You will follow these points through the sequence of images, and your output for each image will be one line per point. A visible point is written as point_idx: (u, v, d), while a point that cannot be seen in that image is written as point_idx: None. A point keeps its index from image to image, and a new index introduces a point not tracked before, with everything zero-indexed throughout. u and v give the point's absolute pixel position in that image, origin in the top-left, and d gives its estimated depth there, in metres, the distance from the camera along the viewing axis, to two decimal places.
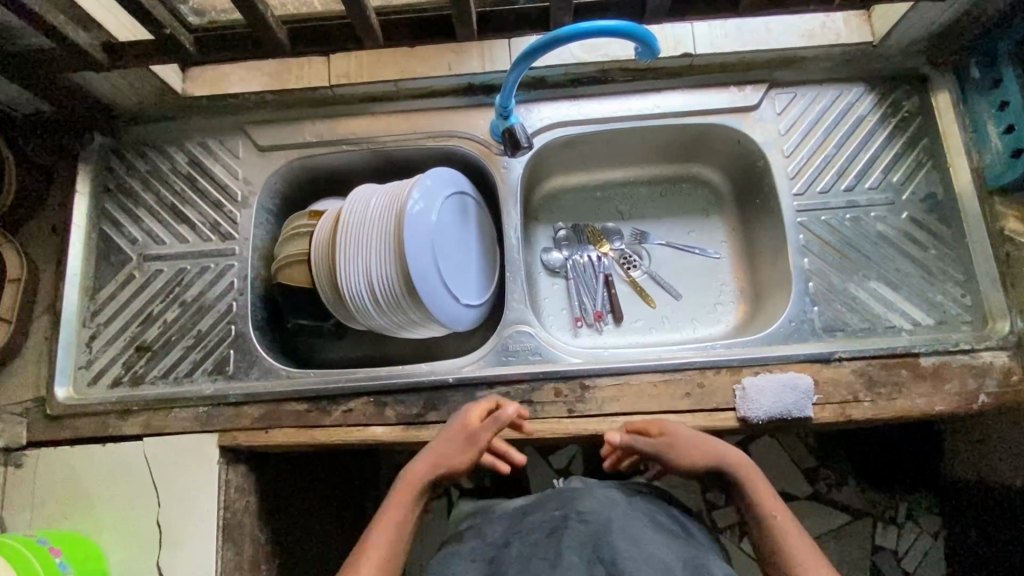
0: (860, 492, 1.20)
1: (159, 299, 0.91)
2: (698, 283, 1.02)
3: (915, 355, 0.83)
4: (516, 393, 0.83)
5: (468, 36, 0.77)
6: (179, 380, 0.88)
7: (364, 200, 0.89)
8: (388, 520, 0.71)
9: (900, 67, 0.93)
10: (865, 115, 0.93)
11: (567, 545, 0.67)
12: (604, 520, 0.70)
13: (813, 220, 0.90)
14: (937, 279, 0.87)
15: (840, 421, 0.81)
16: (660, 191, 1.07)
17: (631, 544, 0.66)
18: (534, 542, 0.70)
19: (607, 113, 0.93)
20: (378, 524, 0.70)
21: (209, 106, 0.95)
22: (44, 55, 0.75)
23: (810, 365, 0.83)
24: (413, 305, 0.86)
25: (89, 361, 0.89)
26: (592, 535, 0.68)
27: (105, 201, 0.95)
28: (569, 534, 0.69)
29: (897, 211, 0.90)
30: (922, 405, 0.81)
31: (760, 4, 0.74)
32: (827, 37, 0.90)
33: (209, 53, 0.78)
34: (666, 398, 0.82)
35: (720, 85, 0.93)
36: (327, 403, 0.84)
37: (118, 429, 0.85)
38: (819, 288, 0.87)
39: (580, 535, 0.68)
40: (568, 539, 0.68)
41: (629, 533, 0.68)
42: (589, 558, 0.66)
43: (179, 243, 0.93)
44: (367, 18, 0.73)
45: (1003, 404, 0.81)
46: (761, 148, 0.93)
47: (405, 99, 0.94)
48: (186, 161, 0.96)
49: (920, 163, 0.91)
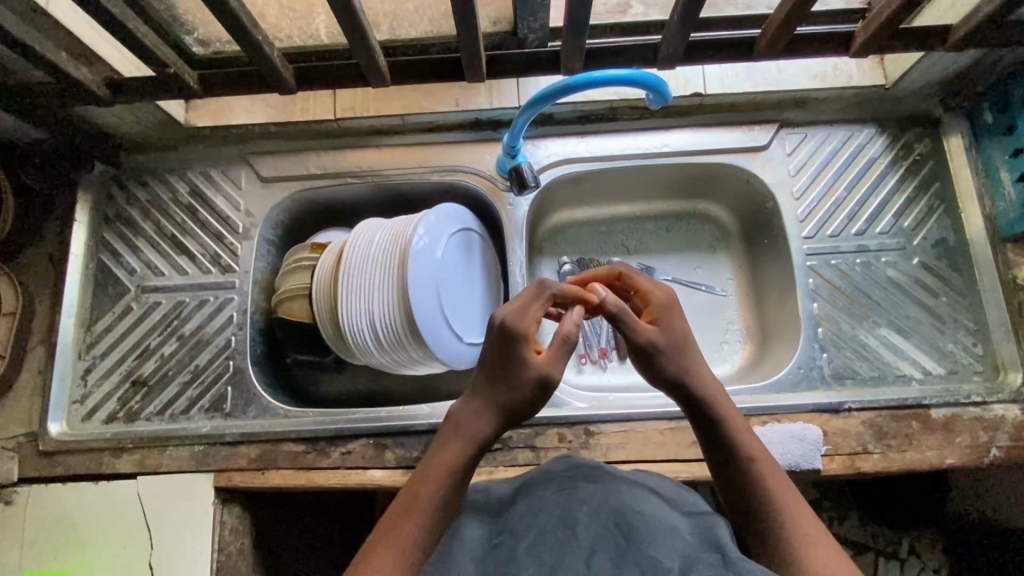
0: (861, 525, 1.12)
1: (157, 333, 0.90)
2: (705, 321, 1.00)
3: (925, 406, 0.81)
4: (519, 438, 0.81)
5: (477, 77, 0.76)
6: (175, 417, 0.86)
7: (368, 236, 0.87)
8: (442, 472, 0.57)
9: (912, 109, 0.92)
10: (877, 157, 0.91)
11: (576, 503, 0.55)
12: (612, 483, 0.58)
13: (823, 264, 0.89)
14: (948, 327, 0.86)
15: (850, 473, 0.79)
16: (667, 226, 1.04)
17: (639, 503, 0.55)
18: (541, 496, 0.57)
19: (615, 151, 0.92)
20: (427, 478, 0.57)
21: (212, 137, 0.94)
22: (45, 91, 0.74)
23: (819, 415, 0.81)
24: (415, 345, 0.84)
25: (84, 395, 0.88)
26: (602, 493, 0.56)
27: (104, 231, 0.93)
28: (579, 491, 0.56)
29: (908, 256, 0.89)
30: (932, 459, 0.79)
31: (774, 51, 0.73)
32: (839, 79, 0.88)
33: (213, 89, 0.77)
34: (673, 446, 0.80)
35: (730, 125, 0.92)
36: (325, 444, 0.83)
37: (111, 467, 0.84)
38: (828, 335, 0.86)
39: (590, 492, 0.56)
40: (577, 494, 0.56)
41: (635, 492, 0.57)
42: (597, 508, 0.54)
43: (179, 275, 0.92)
44: (373, 55, 0.71)
45: (1015, 458, 0.79)
46: (770, 190, 0.92)
47: (410, 132, 0.93)
48: (187, 191, 0.94)
49: (931, 208, 0.90)
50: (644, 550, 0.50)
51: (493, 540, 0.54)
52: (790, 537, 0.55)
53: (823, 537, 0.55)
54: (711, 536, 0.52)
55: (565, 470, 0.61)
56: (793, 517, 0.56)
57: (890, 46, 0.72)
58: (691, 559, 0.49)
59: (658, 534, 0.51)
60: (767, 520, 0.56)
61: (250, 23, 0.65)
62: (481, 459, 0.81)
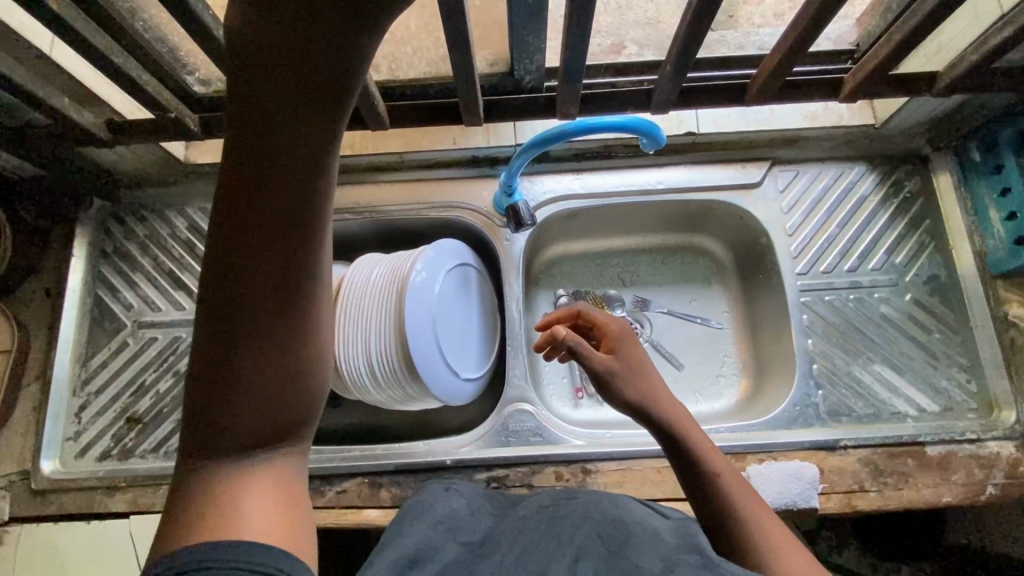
0: (861, 556, 1.11)
1: (152, 368, 0.90)
2: (700, 355, 1.00)
3: (921, 444, 0.81)
4: (516, 476, 0.81)
5: (474, 121, 0.78)
6: (170, 454, 0.86)
7: (365, 272, 0.88)
8: (250, 329, 0.33)
9: (901, 148, 0.94)
10: (867, 194, 0.93)
11: (562, 519, 0.56)
12: (595, 500, 0.60)
13: (816, 300, 0.90)
14: (941, 363, 0.86)
15: (846, 511, 0.79)
16: (662, 259, 1.05)
17: (624, 515, 0.57)
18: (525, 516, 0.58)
19: (610, 188, 0.93)
20: (227, 340, 0.33)
21: (211, 173, 0.95)
22: (45, 132, 0.74)
23: (816, 453, 0.81)
24: (412, 382, 0.84)
25: (78, 432, 0.87)
26: (586, 508, 0.58)
27: (101, 266, 0.93)
28: (565, 509, 0.58)
29: (900, 292, 0.90)
30: (928, 497, 0.79)
31: (766, 96, 0.75)
32: (830, 118, 0.90)
33: (214, 131, 0.78)
34: (670, 485, 0.80)
35: (723, 163, 0.93)
36: (320, 483, 0.82)
37: (104, 506, 0.82)
38: (823, 371, 0.87)
39: (575, 508, 0.58)
40: (562, 511, 0.58)
41: (621, 506, 0.59)
42: (580, 521, 0.55)
43: (176, 310, 0.92)
44: (372, 101, 0.73)
45: (1011, 495, 0.79)
46: (764, 226, 0.93)
47: (408, 169, 0.94)
48: (186, 226, 0.95)
49: (922, 245, 0.91)
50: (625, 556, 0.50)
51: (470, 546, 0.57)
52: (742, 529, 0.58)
53: (770, 525, 0.59)
54: (691, 539, 0.53)
55: (552, 495, 0.63)
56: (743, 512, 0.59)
57: (878, 91, 0.74)
58: (672, 560, 0.49)
59: (639, 538, 0.53)
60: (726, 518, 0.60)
61: None
62: None
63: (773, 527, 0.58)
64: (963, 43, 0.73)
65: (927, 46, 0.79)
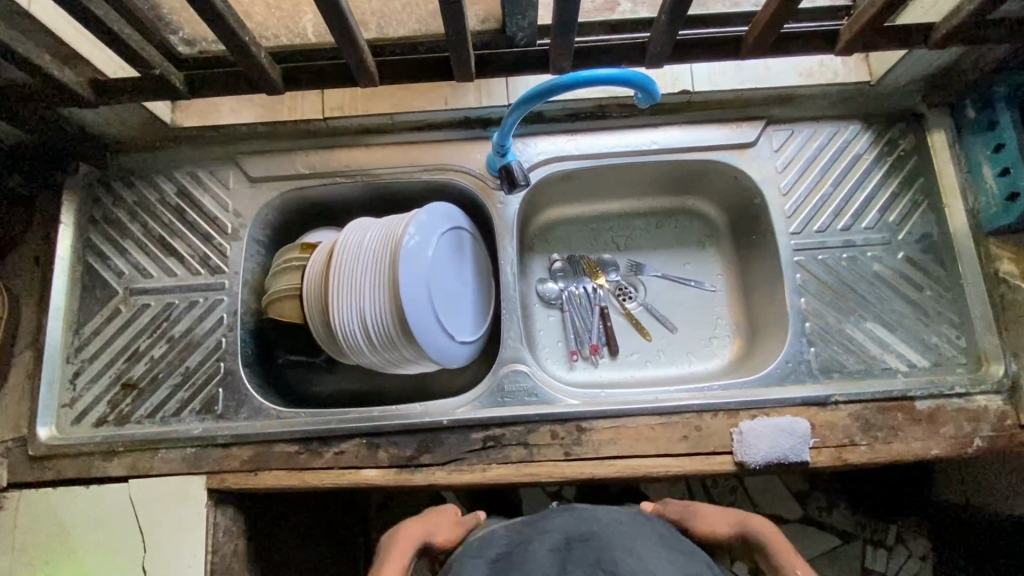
0: (850, 514, 1.15)
1: (146, 334, 0.89)
2: (694, 317, 1.00)
3: (910, 398, 0.83)
4: (512, 435, 0.82)
5: (466, 77, 0.77)
6: (166, 419, 0.86)
7: (357, 236, 0.86)
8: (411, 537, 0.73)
9: (896, 106, 0.93)
10: (862, 153, 0.92)
11: (571, 564, 0.63)
12: (606, 539, 0.66)
13: (810, 259, 0.90)
14: (933, 320, 0.87)
15: (836, 465, 0.80)
16: (656, 223, 1.05)
17: (633, 556, 0.63)
18: (536, 552, 0.64)
19: (604, 148, 0.92)
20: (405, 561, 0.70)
21: (199, 136, 0.93)
22: (28, 93, 0.73)
23: (807, 408, 0.83)
24: (406, 344, 0.84)
25: (72, 399, 0.87)
26: (596, 551, 0.64)
27: (90, 232, 0.92)
28: (576, 553, 0.64)
29: (893, 251, 0.90)
30: (917, 450, 0.81)
31: (761, 49, 0.74)
32: (825, 75, 0.90)
33: (201, 90, 0.77)
34: (663, 441, 0.81)
35: (718, 122, 0.92)
36: (318, 444, 0.83)
37: (103, 470, 0.84)
38: (815, 328, 0.87)
39: (586, 553, 0.64)
40: (573, 556, 0.64)
41: (628, 544, 0.65)
42: (591, 569, 0.62)
43: (167, 276, 0.91)
44: (361, 57, 0.71)
45: (997, 447, 0.81)
46: (758, 186, 0.92)
47: (400, 130, 0.93)
48: (174, 191, 0.93)
49: (916, 203, 0.91)
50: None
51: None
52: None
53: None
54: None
55: (570, 526, 0.68)
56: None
57: (875, 44, 0.73)
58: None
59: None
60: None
61: (237, 25, 0.64)
62: (475, 456, 0.82)
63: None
64: None
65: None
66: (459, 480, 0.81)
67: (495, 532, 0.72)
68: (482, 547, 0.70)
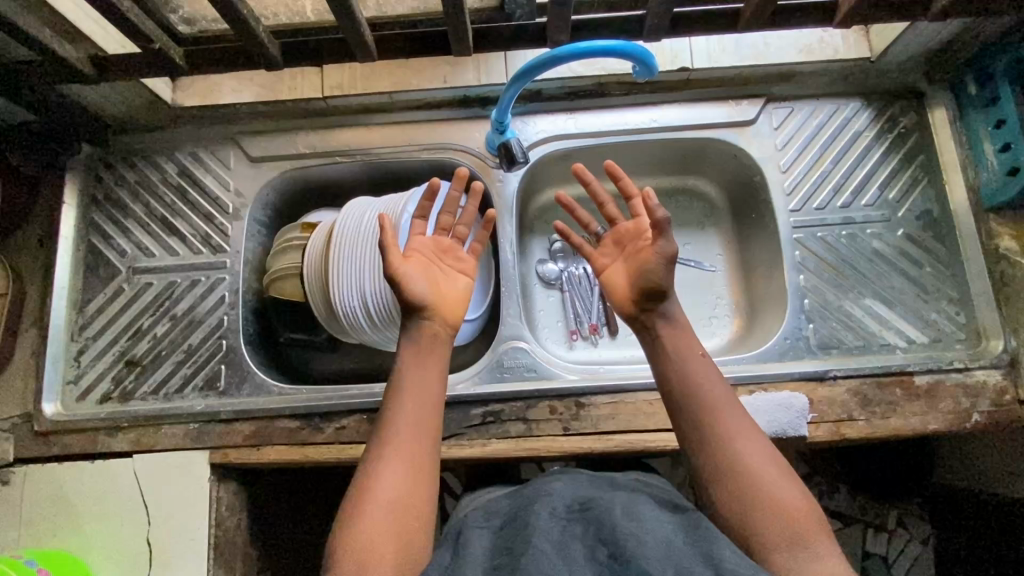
0: (850, 497, 1.13)
1: (149, 312, 0.90)
2: (695, 297, 1.00)
3: (909, 374, 0.83)
4: (511, 411, 0.83)
5: (464, 51, 0.77)
6: (169, 396, 0.87)
7: (357, 213, 0.87)
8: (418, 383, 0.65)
9: (898, 83, 0.93)
10: (863, 130, 0.92)
11: (573, 534, 0.52)
12: (603, 503, 0.55)
13: (809, 236, 0.90)
14: (932, 297, 0.87)
15: (834, 439, 0.81)
16: (656, 203, 1.05)
17: (632, 519, 0.52)
18: (539, 515, 0.54)
19: (603, 127, 0.92)
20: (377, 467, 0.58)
21: (199, 117, 0.94)
22: (29, 69, 0.73)
23: (806, 383, 0.83)
24: None
25: (77, 376, 0.88)
26: (594, 521, 0.53)
27: (93, 212, 0.93)
28: (576, 521, 0.54)
29: (893, 228, 0.90)
30: (915, 425, 0.81)
31: (759, 21, 0.74)
32: (826, 52, 0.89)
33: (199, 65, 0.77)
34: (662, 417, 0.82)
35: (717, 99, 0.92)
36: (320, 420, 0.84)
37: (107, 446, 0.84)
38: (814, 305, 0.88)
39: (583, 519, 0.54)
40: (574, 528, 0.53)
41: (631, 511, 0.54)
42: (590, 542, 0.51)
43: (170, 256, 0.92)
44: (361, 32, 0.71)
45: (995, 422, 0.81)
46: (757, 163, 0.92)
47: (398, 110, 0.93)
48: (176, 171, 0.94)
49: (916, 180, 0.91)
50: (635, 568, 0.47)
51: (493, 560, 0.51)
52: (747, 499, 0.56)
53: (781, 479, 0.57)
54: (708, 551, 0.50)
55: (571, 490, 0.59)
56: (741, 448, 0.59)
57: (875, 15, 0.73)
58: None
59: (654, 552, 0.49)
60: (721, 482, 0.58)
61: None
62: (474, 432, 0.82)
63: (798, 498, 0.55)
64: None
65: None
66: (458, 454, 0.81)
67: (496, 501, 0.63)
68: (486, 516, 0.59)
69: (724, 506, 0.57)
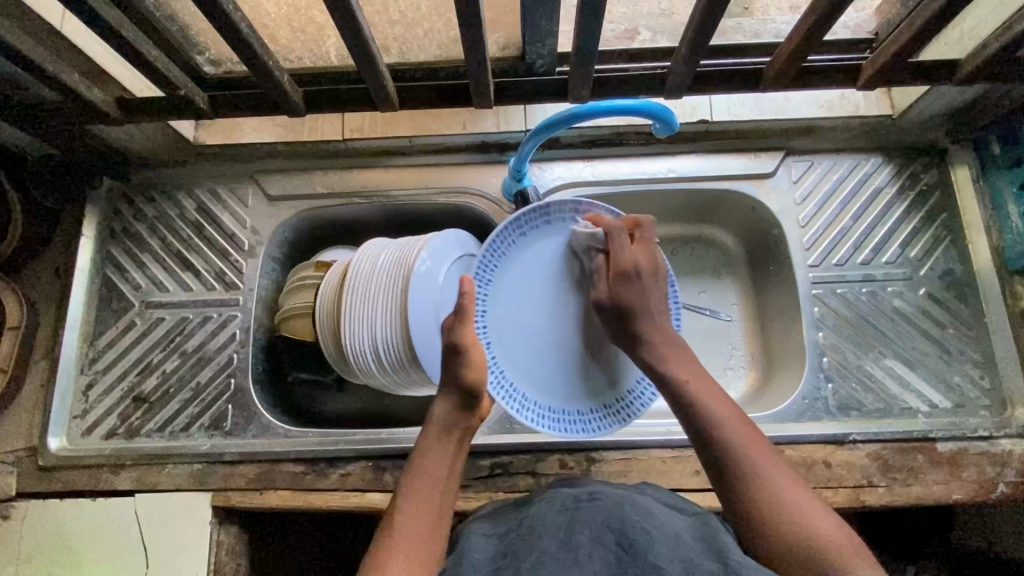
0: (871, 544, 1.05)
1: (160, 349, 0.90)
2: (710, 348, 0.97)
3: (931, 440, 0.80)
4: (519, 463, 0.81)
5: (485, 104, 0.78)
6: (175, 434, 0.86)
7: (372, 255, 0.83)
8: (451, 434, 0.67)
9: (919, 140, 0.92)
10: (884, 186, 0.91)
11: (579, 523, 0.55)
12: (611, 498, 0.59)
13: (828, 293, 0.89)
14: (955, 359, 0.85)
15: (853, 506, 0.78)
16: (672, 249, 1.02)
17: (642, 516, 0.55)
18: (543, 516, 0.58)
19: (620, 175, 0.92)
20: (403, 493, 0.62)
21: (221, 155, 0.94)
22: (57, 110, 0.75)
23: (823, 446, 0.80)
24: (417, 370, 0.79)
25: (85, 410, 0.88)
26: (602, 512, 0.57)
27: (110, 245, 0.93)
28: (581, 511, 0.57)
29: (914, 286, 0.88)
30: (938, 494, 0.78)
31: (782, 83, 0.74)
32: (847, 107, 0.89)
33: (223, 110, 0.78)
34: (675, 475, 0.80)
35: (735, 152, 0.92)
36: (324, 465, 0.83)
37: (109, 484, 0.83)
38: (833, 365, 0.86)
39: (593, 511, 0.57)
40: (580, 516, 0.57)
41: (641, 506, 0.57)
42: (599, 530, 0.54)
43: (183, 291, 0.92)
44: (383, 83, 0.72)
45: (1022, 494, 0.78)
46: (776, 217, 0.91)
47: (416, 154, 0.93)
48: (194, 208, 0.94)
49: (938, 239, 0.89)
50: (645, 555, 0.50)
51: (497, 560, 0.54)
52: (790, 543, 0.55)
53: (823, 512, 0.56)
54: (715, 544, 0.53)
55: (568, 492, 0.62)
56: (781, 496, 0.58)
57: (897, 80, 0.73)
58: (693, 563, 0.50)
59: (660, 543, 0.51)
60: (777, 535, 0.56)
61: (261, 49, 0.66)
62: (480, 484, 0.80)
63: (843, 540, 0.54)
64: (984, 30, 0.72)
65: (948, 35, 0.78)
66: (464, 507, 0.79)
67: (507, 508, 0.65)
68: (489, 522, 0.62)
69: (777, 550, 0.55)
